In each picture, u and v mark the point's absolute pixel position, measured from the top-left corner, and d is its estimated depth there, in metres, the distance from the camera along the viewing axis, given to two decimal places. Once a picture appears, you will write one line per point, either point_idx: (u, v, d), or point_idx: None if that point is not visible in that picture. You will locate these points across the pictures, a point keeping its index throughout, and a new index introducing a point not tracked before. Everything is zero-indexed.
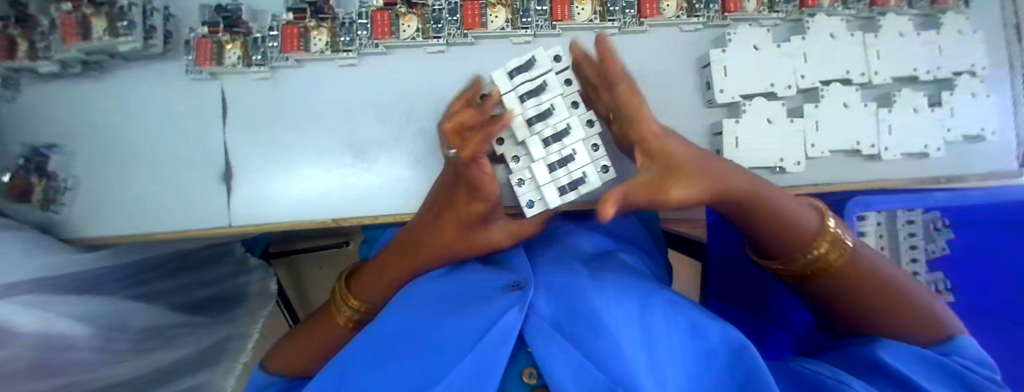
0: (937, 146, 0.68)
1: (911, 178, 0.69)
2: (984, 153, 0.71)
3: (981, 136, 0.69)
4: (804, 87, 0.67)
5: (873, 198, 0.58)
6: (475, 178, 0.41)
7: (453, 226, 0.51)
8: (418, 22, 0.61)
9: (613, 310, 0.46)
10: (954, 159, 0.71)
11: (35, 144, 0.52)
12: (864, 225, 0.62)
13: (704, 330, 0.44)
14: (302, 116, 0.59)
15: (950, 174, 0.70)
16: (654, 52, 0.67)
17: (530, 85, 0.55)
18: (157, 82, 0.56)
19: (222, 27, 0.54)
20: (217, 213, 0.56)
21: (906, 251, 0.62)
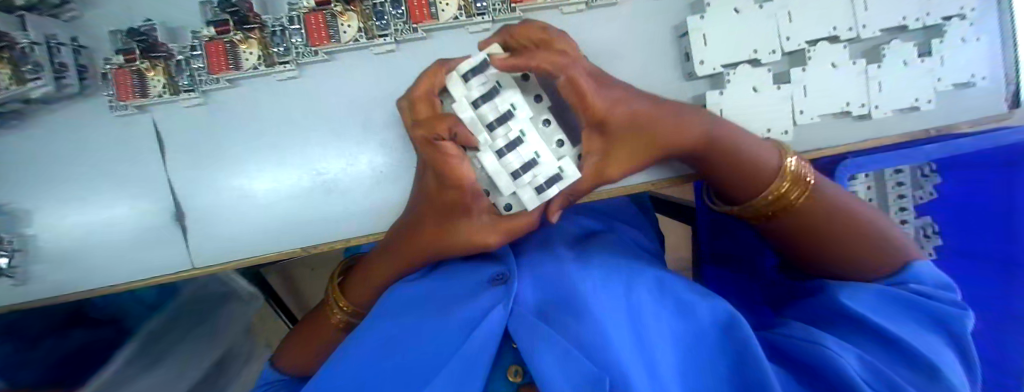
0: (926, 99, 0.58)
1: (901, 135, 0.60)
2: (977, 101, 0.60)
3: (971, 83, 0.59)
4: (789, 50, 0.56)
5: (864, 160, 0.54)
6: (447, 167, 0.36)
7: (435, 215, 0.42)
8: (358, 20, 0.50)
9: (600, 298, 0.41)
10: (939, 112, 0.60)
11: None
12: (855, 185, 0.68)
13: (690, 306, 0.41)
14: (249, 138, 0.53)
15: (939, 126, 0.60)
16: (627, 27, 0.56)
17: (480, 87, 0.41)
18: (80, 123, 0.53)
19: (139, 52, 0.48)
20: (176, 256, 0.54)
21: (894, 201, 0.68)
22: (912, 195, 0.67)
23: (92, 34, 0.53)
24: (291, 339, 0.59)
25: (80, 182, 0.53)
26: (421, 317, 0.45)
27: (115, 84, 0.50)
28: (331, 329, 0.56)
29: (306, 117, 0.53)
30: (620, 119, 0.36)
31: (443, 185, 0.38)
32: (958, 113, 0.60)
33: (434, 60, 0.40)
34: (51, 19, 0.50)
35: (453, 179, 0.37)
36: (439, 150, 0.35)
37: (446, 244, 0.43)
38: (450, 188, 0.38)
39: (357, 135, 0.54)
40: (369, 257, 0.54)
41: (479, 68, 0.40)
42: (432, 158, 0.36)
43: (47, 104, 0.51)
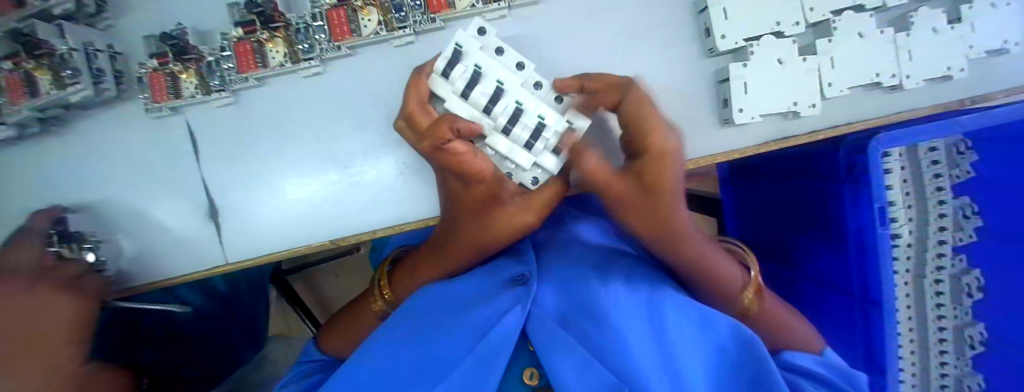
0: (960, 67, 0.56)
1: (933, 106, 0.57)
2: (1014, 67, 0.58)
3: (1004, 49, 0.56)
4: (813, 21, 0.55)
5: (898, 132, 0.51)
6: (462, 167, 0.39)
7: (466, 208, 0.44)
8: (378, 14, 0.51)
9: (621, 306, 0.41)
10: (975, 79, 0.58)
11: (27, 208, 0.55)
12: (888, 161, 0.59)
13: (711, 318, 0.41)
14: (276, 134, 0.54)
15: (973, 96, 0.58)
16: (644, 8, 0.55)
17: (463, 76, 0.48)
18: (115, 127, 0.55)
19: (172, 56, 0.50)
20: (210, 252, 0.55)
21: (930, 181, 0.61)
22: (949, 174, 0.61)
23: (125, 41, 0.55)
24: (332, 323, 0.60)
25: (119, 183, 0.55)
26: (443, 320, 0.46)
27: (151, 87, 0.52)
28: (371, 316, 0.56)
29: (328, 112, 0.54)
30: (674, 170, 0.34)
31: (468, 184, 0.41)
32: (992, 81, 0.58)
33: (409, 75, 0.46)
34: (88, 28, 0.53)
35: (475, 174, 0.40)
36: (450, 153, 0.38)
37: (479, 240, 0.46)
38: (475, 184, 0.41)
39: (382, 128, 0.54)
40: (411, 255, 0.55)
41: (463, 69, 0.47)
42: (447, 160, 0.39)
43: (86, 109, 0.54)
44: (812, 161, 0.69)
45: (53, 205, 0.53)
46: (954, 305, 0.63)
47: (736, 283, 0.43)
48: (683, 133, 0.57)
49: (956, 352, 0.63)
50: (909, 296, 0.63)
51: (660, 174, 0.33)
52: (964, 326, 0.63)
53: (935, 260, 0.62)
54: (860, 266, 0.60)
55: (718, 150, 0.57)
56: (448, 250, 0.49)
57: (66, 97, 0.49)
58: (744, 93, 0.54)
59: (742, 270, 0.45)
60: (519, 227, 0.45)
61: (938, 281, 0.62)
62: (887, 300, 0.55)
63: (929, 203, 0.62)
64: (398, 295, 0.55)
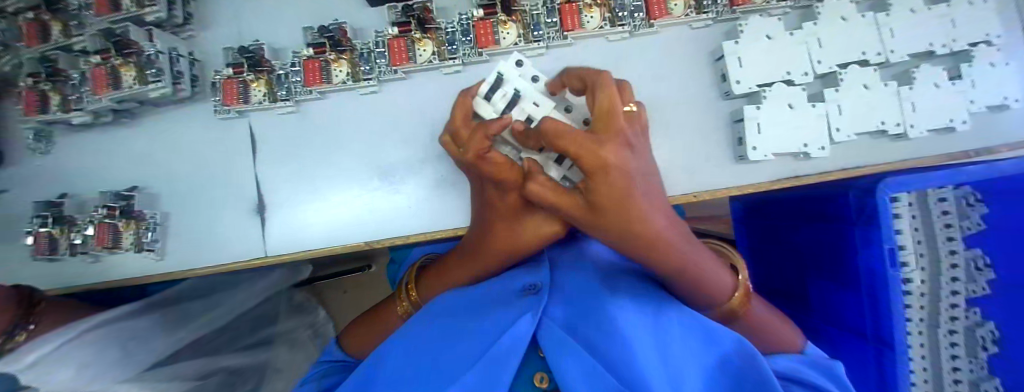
0: (960, 120, 0.61)
1: (937, 156, 0.62)
2: (1013, 124, 0.62)
3: (1003, 105, 0.61)
4: (821, 73, 0.62)
5: (905, 178, 0.55)
6: (498, 174, 0.43)
7: (499, 211, 0.48)
8: (433, 45, 0.58)
9: (630, 315, 0.41)
10: (979, 133, 0.63)
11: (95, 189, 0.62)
12: (898, 207, 0.60)
13: (714, 333, 0.41)
14: (328, 141, 0.59)
15: (978, 148, 0.62)
16: (668, 53, 0.62)
17: (503, 98, 0.54)
18: (181, 124, 0.61)
19: (247, 67, 0.57)
20: (252, 246, 0.59)
21: (941, 230, 0.63)
22: (960, 225, 0.63)
23: (203, 51, 0.62)
24: (357, 324, 0.62)
25: (178, 174, 0.61)
26: (457, 323, 0.47)
27: (223, 93, 0.58)
28: (395, 317, 0.59)
29: (376, 125, 0.59)
30: (617, 185, 0.30)
31: (502, 191, 0.45)
32: (993, 135, 0.62)
33: (458, 95, 0.50)
34: (172, 36, 0.61)
35: (511, 183, 0.43)
36: (488, 162, 0.42)
37: (509, 244, 0.49)
38: (509, 192, 0.45)
39: (424, 142, 0.59)
40: (440, 260, 0.58)
41: (504, 93, 0.53)
42: (485, 169, 0.43)
43: (159, 106, 0.61)
44: (827, 202, 0.72)
45: (126, 185, 0.59)
46: (969, 357, 0.62)
47: (721, 285, 0.41)
48: (698, 167, 0.61)
49: None
50: (926, 344, 0.61)
51: (599, 190, 0.30)
52: (980, 380, 0.62)
53: (948, 310, 0.62)
54: (872, 307, 0.61)
55: (735, 183, 0.61)
56: (479, 255, 0.52)
57: (147, 92, 0.55)
58: (757, 133, 0.58)
59: (730, 275, 0.43)
60: (546, 233, 0.47)
61: (953, 332, 0.62)
62: (899, 342, 0.56)
63: (942, 253, 0.63)
64: (426, 298, 0.58)
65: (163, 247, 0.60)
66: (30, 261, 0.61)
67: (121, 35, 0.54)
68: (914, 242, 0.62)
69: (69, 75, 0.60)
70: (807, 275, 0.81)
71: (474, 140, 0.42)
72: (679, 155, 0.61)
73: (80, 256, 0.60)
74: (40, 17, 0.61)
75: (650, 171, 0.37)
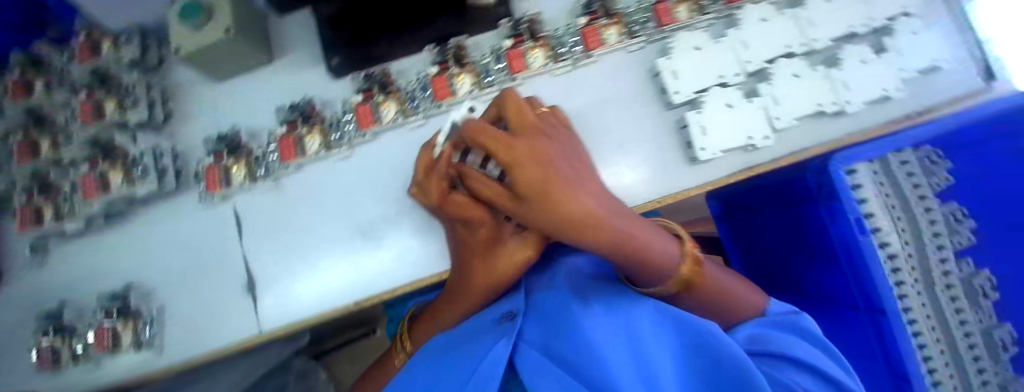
0: (894, 87, 0.65)
1: (873, 126, 0.65)
2: (946, 82, 0.66)
3: (934, 66, 0.65)
4: (754, 70, 0.67)
5: (851, 152, 0.63)
6: (463, 212, 0.48)
7: (473, 247, 0.51)
8: (396, 105, 0.63)
9: (599, 325, 0.44)
10: (917, 94, 0.66)
11: (88, 294, 0.63)
12: (858, 177, 0.66)
13: (687, 321, 0.45)
14: (313, 208, 0.62)
15: (920, 109, 0.65)
16: (612, 76, 0.67)
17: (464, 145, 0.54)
18: (167, 218, 0.64)
19: (227, 153, 0.63)
20: (246, 323, 0.59)
21: (913, 191, 0.69)
22: (929, 183, 0.69)
23: (185, 143, 0.66)
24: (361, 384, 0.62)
25: (167, 264, 0.62)
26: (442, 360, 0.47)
27: (206, 180, 0.62)
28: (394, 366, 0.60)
29: (355, 186, 0.63)
30: (533, 173, 0.36)
31: (471, 227, 0.50)
32: (933, 94, 0.65)
33: (417, 158, 0.51)
34: (154, 135, 0.66)
35: (476, 219, 0.49)
36: (453, 203, 0.49)
37: (489, 278, 0.51)
38: (477, 227, 0.50)
39: (400, 194, 0.62)
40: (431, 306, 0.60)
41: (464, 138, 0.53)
42: (452, 211, 0.49)
43: (145, 203, 0.64)
44: (795, 191, 0.76)
45: (119, 283, 0.61)
46: (974, 309, 0.68)
47: (666, 258, 0.43)
48: (662, 174, 0.64)
49: (991, 358, 0.67)
50: (928, 306, 0.68)
51: (519, 180, 0.36)
52: (991, 329, 0.68)
53: (939, 265, 0.69)
54: (856, 277, 0.65)
55: (699, 182, 0.64)
56: (462, 293, 0.54)
57: (136, 192, 0.61)
58: (703, 135, 0.63)
59: (674, 244, 0.45)
60: (519, 262, 0.50)
61: (950, 285, 0.68)
62: (890, 305, 0.60)
63: (918, 210, 0.69)
64: (416, 344, 0.59)
65: (159, 340, 0.60)
66: (25, 378, 0.61)
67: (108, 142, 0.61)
68: (889, 206, 0.68)
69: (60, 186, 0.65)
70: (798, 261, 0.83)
71: (442, 189, 0.49)
72: (637, 166, 0.65)
73: (79, 364, 0.60)
74: (29, 137, 0.66)
75: (568, 154, 0.42)
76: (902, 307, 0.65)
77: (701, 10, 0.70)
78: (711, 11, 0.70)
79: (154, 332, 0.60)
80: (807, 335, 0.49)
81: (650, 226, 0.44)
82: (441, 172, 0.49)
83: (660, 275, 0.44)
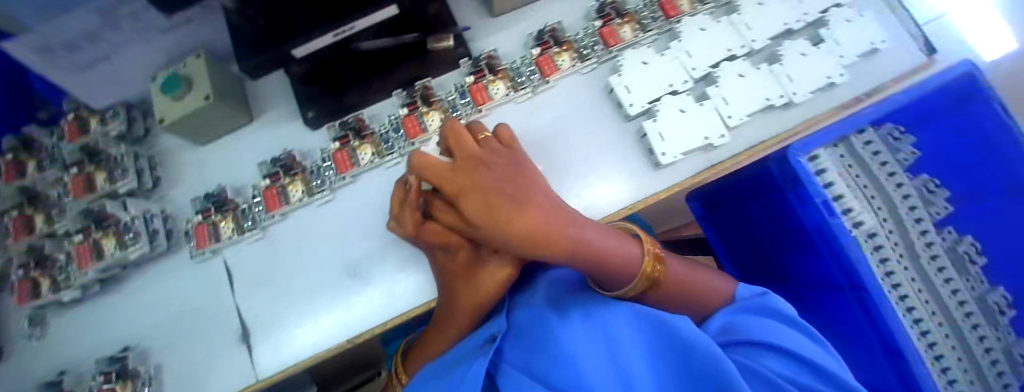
0: (837, 74, 0.69)
1: (830, 109, 0.68)
2: (891, 61, 0.69)
3: (874, 49, 0.69)
4: (700, 76, 0.72)
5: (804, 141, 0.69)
6: (439, 240, 0.54)
7: (455, 269, 0.54)
8: (371, 148, 0.68)
9: (577, 337, 0.46)
10: (862, 77, 0.69)
11: (86, 361, 0.64)
12: (820, 162, 0.74)
13: (662, 319, 0.46)
14: (303, 250, 0.65)
15: (867, 91, 0.68)
16: (569, 97, 0.72)
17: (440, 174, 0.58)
18: (161, 278, 0.67)
19: (215, 209, 0.66)
20: (243, 372, 0.60)
21: (881, 168, 0.76)
22: (895, 160, 0.76)
23: (175, 204, 0.70)
24: None
25: (163, 323, 0.64)
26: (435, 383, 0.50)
27: (195, 238, 0.66)
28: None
29: (338, 226, 0.66)
30: (474, 203, 0.46)
31: (450, 251, 0.55)
32: (877, 74, 0.69)
33: (395, 188, 0.55)
34: (145, 200, 0.69)
35: (454, 243, 0.54)
36: (428, 231, 0.53)
37: (474, 299, 0.53)
38: (454, 249, 0.54)
39: (381, 229, 0.65)
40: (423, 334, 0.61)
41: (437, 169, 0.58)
42: (429, 238, 0.54)
43: (139, 266, 0.67)
44: (765, 184, 0.79)
45: (116, 346, 0.63)
46: (964, 277, 0.74)
47: (626, 257, 0.48)
48: (628, 181, 0.68)
49: (989, 323, 0.72)
50: (917, 279, 0.74)
51: (466, 210, 0.46)
52: (985, 294, 0.73)
53: (920, 236, 0.75)
54: (835, 258, 0.67)
55: (666, 185, 0.67)
56: (450, 318, 0.55)
57: (127, 255, 0.62)
58: (662, 140, 0.67)
59: (637, 246, 0.49)
60: (502, 281, 0.52)
61: (935, 256, 0.74)
62: (869, 282, 0.62)
63: (887, 184, 0.76)
64: (411, 374, 0.60)
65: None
66: None
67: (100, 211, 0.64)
68: (856, 183, 0.76)
69: (55, 257, 0.67)
70: (783, 251, 0.85)
71: (419, 219, 0.54)
72: (603, 177, 0.68)
73: None
74: (24, 214, 0.69)
75: (512, 175, 0.49)
76: (889, 283, 0.73)
77: (643, 28, 0.75)
78: (652, 28, 0.75)
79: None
80: (782, 318, 0.51)
81: (609, 230, 0.49)
82: (415, 202, 0.53)
83: (624, 274, 0.48)
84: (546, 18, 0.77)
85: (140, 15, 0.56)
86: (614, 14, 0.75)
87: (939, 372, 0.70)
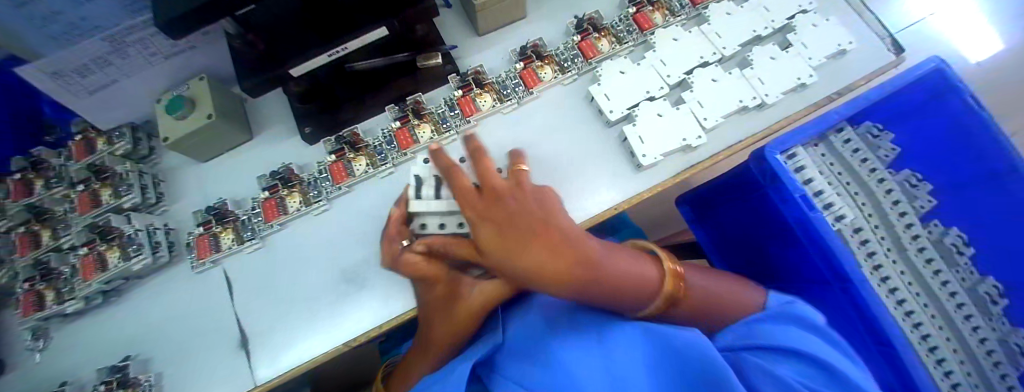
0: (808, 75, 0.74)
1: (801, 111, 0.73)
2: (858, 62, 0.76)
3: (841, 51, 0.75)
4: (675, 82, 0.77)
5: (782, 136, 0.70)
6: (419, 270, 0.57)
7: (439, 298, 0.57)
8: (366, 159, 0.72)
9: (570, 346, 0.48)
10: (831, 77, 0.75)
11: (88, 372, 0.66)
12: (799, 159, 0.77)
13: (651, 332, 0.46)
14: (302, 258, 0.68)
15: (838, 90, 0.74)
16: (553, 107, 0.77)
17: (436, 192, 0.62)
18: (162, 288, 0.68)
19: (216, 221, 0.69)
20: (242, 377, 0.62)
21: (862, 164, 0.81)
22: (875, 156, 0.80)
23: (178, 218, 0.73)
24: None
25: (164, 332, 0.66)
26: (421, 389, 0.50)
27: (197, 249, 0.68)
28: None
29: (337, 235, 0.68)
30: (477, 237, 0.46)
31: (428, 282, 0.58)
32: (847, 75, 0.75)
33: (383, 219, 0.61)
34: (148, 214, 0.72)
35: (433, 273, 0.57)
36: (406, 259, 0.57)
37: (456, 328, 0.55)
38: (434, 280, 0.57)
39: (376, 236, 0.68)
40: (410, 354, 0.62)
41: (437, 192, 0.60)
42: (407, 267, 0.57)
43: (141, 278, 0.69)
44: (748, 182, 0.81)
45: (119, 355, 0.64)
46: (953, 269, 0.77)
47: (644, 285, 0.45)
48: (612, 182, 0.71)
49: (981, 315, 0.74)
50: (907, 271, 0.77)
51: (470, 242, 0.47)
52: (976, 285, 0.75)
53: (906, 229, 0.79)
54: (817, 249, 0.67)
55: (648, 186, 0.70)
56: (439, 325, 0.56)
57: (131, 266, 0.64)
58: (642, 143, 0.71)
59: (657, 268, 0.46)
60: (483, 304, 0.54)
61: (923, 249, 0.78)
62: (852, 271, 0.62)
63: (868, 176, 0.81)
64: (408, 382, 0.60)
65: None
66: None
67: (105, 224, 0.66)
68: (839, 178, 0.80)
69: (60, 270, 0.69)
70: (767, 247, 0.88)
71: (397, 253, 0.58)
72: (585, 179, 0.72)
73: None
74: (31, 229, 0.72)
75: (521, 206, 0.45)
76: (879, 277, 0.76)
77: (619, 41, 0.81)
78: (627, 40, 0.81)
79: None
80: (804, 324, 0.47)
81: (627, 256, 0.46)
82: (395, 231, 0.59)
83: (642, 303, 0.46)
84: (528, 35, 0.83)
85: (147, 40, 0.60)
86: (592, 28, 0.80)
87: (934, 363, 0.72)
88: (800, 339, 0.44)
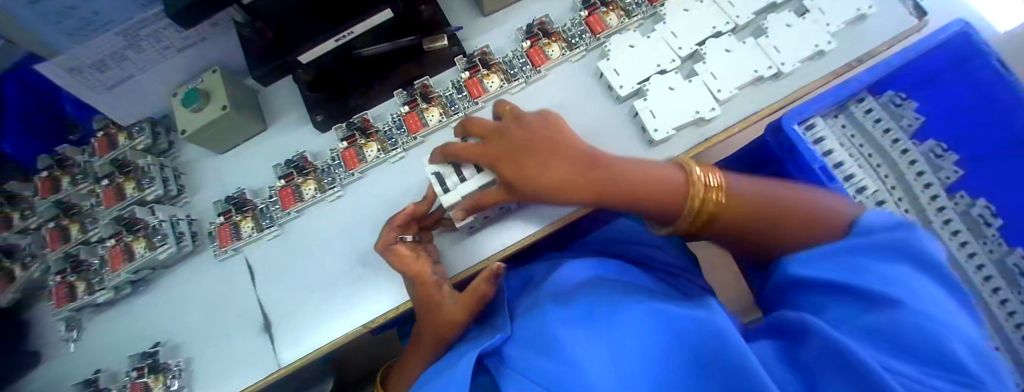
0: (825, 42, 0.72)
1: (819, 78, 0.71)
2: (878, 26, 0.73)
3: (861, 15, 0.72)
4: (687, 54, 0.75)
5: (801, 106, 0.70)
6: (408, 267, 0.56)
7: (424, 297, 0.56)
8: (377, 145, 0.72)
9: (577, 334, 0.43)
10: (848, 43, 0.73)
11: (120, 359, 0.68)
12: (818, 131, 0.73)
13: (666, 317, 0.43)
14: (319, 247, 0.68)
15: (854, 58, 0.72)
16: (562, 85, 0.76)
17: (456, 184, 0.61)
18: (187, 277, 0.70)
19: (235, 211, 0.70)
20: (266, 360, 0.63)
21: (882, 135, 0.77)
22: (898, 125, 0.77)
23: (198, 209, 0.75)
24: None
25: (190, 319, 0.68)
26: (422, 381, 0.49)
27: (218, 238, 0.69)
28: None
29: (353, 222, 0.69)
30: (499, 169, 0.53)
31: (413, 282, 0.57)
32: (866, 40, 0.73)
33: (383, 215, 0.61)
34: (170, 206, 0.73)
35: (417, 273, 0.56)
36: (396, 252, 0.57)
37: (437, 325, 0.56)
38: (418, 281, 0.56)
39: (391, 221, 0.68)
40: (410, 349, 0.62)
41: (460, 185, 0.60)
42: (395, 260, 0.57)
43: (166, 268, 0.70)
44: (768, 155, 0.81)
45: (149, 342, 0.66)
46: (980, 241, 0.75)
47: (664, 189, 0.47)
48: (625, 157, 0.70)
49: (1011, 287, 0.72)
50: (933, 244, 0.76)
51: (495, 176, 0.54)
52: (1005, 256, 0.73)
53: (931, 201, 0.77)
54: None
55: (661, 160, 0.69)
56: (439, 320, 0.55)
57: (157, 255, 0.66)
58: (653, 117, 0.70)
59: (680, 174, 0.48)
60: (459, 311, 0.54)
61: (948, 221, 0.76)
62: None
63: (889, 147, 0.78)
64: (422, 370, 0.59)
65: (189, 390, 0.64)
66: None
67: (129, 215, 0.68)
68: (859, 150, 0.77)
69: (89, 262, 0.71)
70: None
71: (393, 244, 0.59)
72: None
73: None
74: (60, 225, 0.74)
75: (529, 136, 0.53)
76: None
77: (628, 15, 0.80)
78: (636, 14, 0.79)
79: (183, 384, 0.64)
80: (923, 263, 0.35)
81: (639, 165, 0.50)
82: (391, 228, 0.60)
83: (670, 207, 0.47)
84: (534, 13, 0.82)
85: (160, 34, 0.62)
86: (599, 3, 0.79)
87: None
88: (908, 283, 0.34)
